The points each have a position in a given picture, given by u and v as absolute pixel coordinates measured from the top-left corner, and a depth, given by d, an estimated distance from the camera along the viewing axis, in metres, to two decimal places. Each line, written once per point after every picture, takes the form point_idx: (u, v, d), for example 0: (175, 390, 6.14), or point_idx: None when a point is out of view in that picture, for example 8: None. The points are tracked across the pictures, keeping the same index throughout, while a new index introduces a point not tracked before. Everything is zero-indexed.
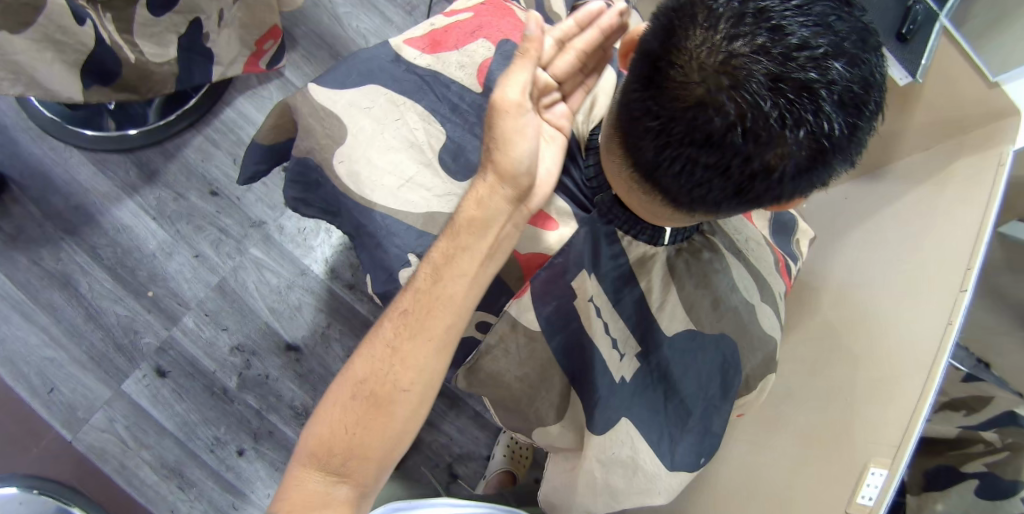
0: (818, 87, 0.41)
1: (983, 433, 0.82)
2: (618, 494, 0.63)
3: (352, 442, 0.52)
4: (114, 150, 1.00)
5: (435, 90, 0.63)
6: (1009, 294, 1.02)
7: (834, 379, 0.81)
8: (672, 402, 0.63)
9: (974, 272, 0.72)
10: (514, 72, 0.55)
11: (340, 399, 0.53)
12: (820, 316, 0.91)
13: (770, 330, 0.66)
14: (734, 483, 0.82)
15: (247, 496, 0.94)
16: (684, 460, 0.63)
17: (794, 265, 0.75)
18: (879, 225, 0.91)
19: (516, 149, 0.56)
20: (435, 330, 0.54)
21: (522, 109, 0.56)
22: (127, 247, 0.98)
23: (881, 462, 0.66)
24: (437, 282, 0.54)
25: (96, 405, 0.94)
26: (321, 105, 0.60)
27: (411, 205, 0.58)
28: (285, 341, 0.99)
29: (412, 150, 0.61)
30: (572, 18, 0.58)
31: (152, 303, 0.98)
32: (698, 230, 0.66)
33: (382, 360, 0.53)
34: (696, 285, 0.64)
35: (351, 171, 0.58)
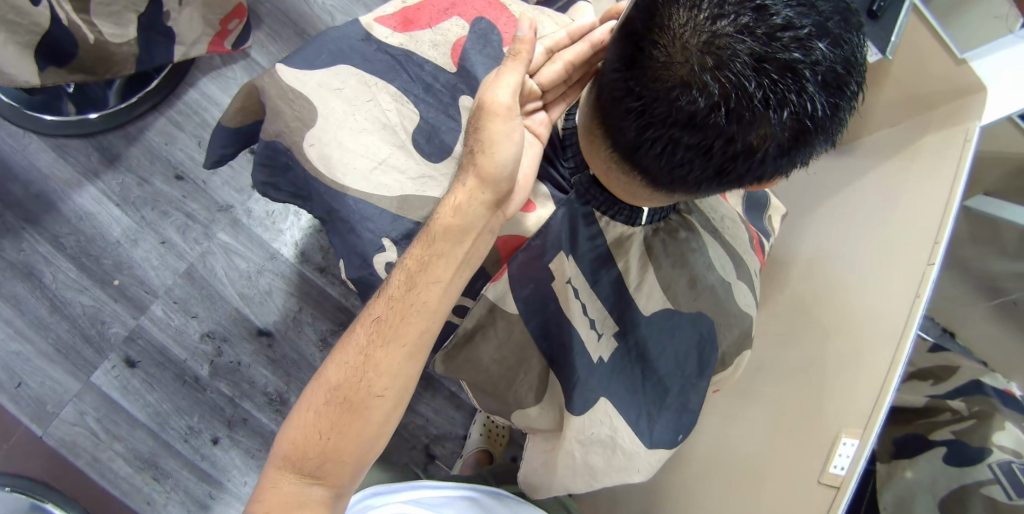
0: (802, 68, 0.41)
1: (950, 402, 0.85)
2: (597, 472, 0.63)
3: (326, 446, 0.53)
4: (75, 135, 0.96)
5: (408, 70, 0.62)
6: (973, 267, 1.05)
7: (804, 351, 0.83)
8: (650, 382, 0.64)
9: (941, 246, 0.75)
10: (505, 73, 0.55)
11: (314, 404, 0.54)
12: (788, 289, 0.92)
13: (746, 307, 0.68)
14: (706, 454, 0.85)
15: (224, 484, 0.94)
16: (662, 437, 0.64)
17: (768, 242, 0.76)
18: (846, 199, 0.92)
19: (500, 152, 0.55)
20: (408, 337, 0.54)
21: (511, 113, 0.55)
22: (90, 235, 0.95)
23: (852, 432, 0.70)
24: (411, 289, 0.55)
25: (66, 398, 0.92)
26: (289, 87, 0.58)
27: (385, 189, 0.57)
28: (256, 327, 0.98)
29: (385, 132, 0.60)
30: (564, 31, 0.60)
31: (119, 292, 0.95)
32: (676, 209, 0.67)
33: (356, 367, 0.54)
34: (673, 265, 0.64)
35: (323, 154, 0.57)
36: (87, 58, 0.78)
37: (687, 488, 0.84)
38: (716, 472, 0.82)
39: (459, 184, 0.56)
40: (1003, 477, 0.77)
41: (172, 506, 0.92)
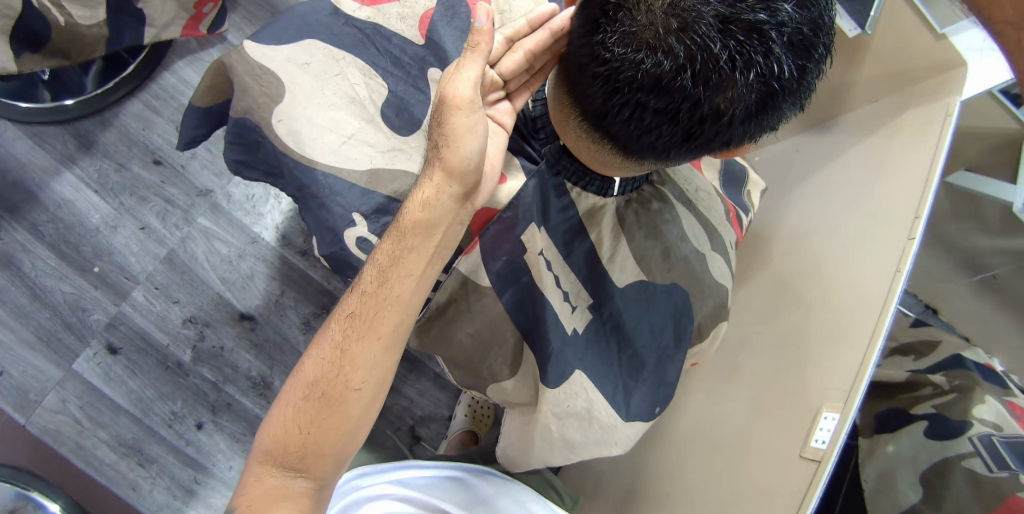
0: (768, 29, 0.42)
1: (932, 377, 0.86)
2: (574, 446, 0.64)
3: (307, 440, 0.53)
4: (51, 121, 0.94)
5: (376, 44, 0.62)
6: (953, 242, 1.06)
7: (785, 327, 0.86)
8: (625, 354, 0.65)
9: (923, 221, 0.76)
10: (465, 66, 0.54)
11: (293, 401, 0.54)
12: (772, 266, 0.95)
13: (721, 278, 0.68)
14: (696, 431, 0.88)
15: (209, 470, 0.94)
16: (639, 409, 0.65)
17: (745, 216, 0.76)
18: (828, 176, 0.95)
19: (466, 145, 0.55)
20: (383, 330, 0.55)
21: (473, 105, 0.54)
22: (69, 222, 0.94)
23: (834, 407, 0.70)
24: (384, 282, 0.55)
25: (48, 386, 0.91)
26: (257, 63, 0.57)
27: (355, 162, 0.57)
28: (238, 311, 0.98)
29: (353, 107, 0.59)
30: (524, 19, 0.59)
31: (99, 279, 0.94)
32: (648, 181, 0.67)
33: (332, 362, 0.54)
34: (646, 237, 0.65)
35: (292, 130, 0.56)
36: (58, 40, 0.76)
37: (680, 465, 0.86)
38: (705, 447, 0.84)
39: (426, 178, 0.56)
40: (983, 449, 0.76)
41: (158, 492, 0.92)
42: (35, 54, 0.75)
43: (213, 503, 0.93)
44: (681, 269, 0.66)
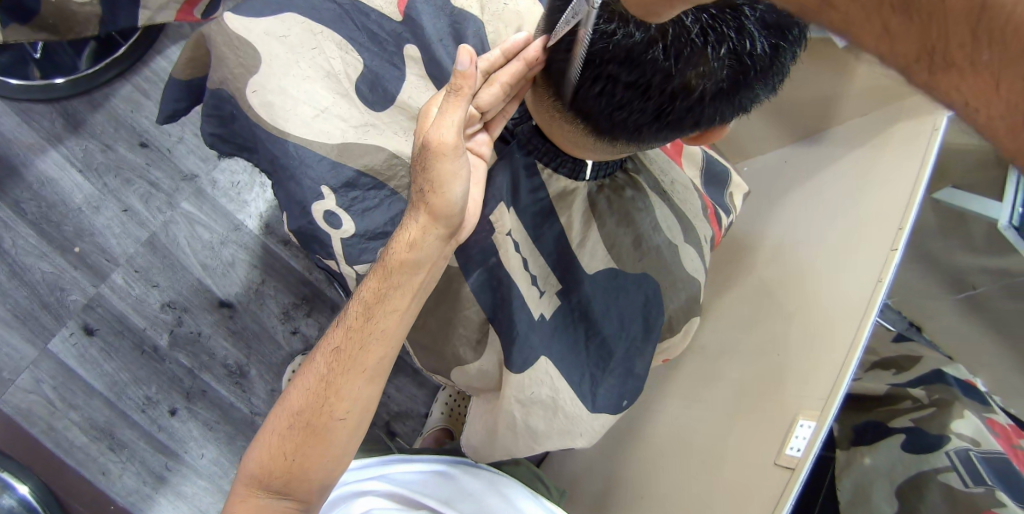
0: (741, 5, 0.44)
1: (911, 390, 0.85)
2: (538, 436, 0.63)
3: (291, 466, 0.57)
4: (39, 99, 0.93)
5: (355, 20, 0.61)
6: (932, 254, 1.07)
7: (766, 336, 0.87)
8: (593, 342, 0.64)
9: (906, 232, 0.77)
10: (449, 116, 0.52)
11: (278, 428, 0.58)
12: (756, 275, 0.97)
13: (693, 272, 0.68)
14: (664, 439, 0.90)
15: (181, 457, 0.94)
16: (605, 404, 0.64)
17: (724, 216, 0.76)
18: (818, 187, 0.96)
19: (452, 192, 0.55)
20: (367, 363, 0.58)
21: (458, 152, 0.53)
22: (51, 201, 0.93)
23: (810, 415, 0.70)
24: (369, 318, 0.57)
25: (22, 365, 0.90)
26: (235, 34, 0.56)
27: (328, 135, 0.57)
28: (217, 298, 0.97)
29: (329, 81, 0.59)
30: (498, 48, 0.54)
31: (79, 259, 0.93)
32: (622, 168, 0.68)
33: (317, 394, 0.58)
34: (617, 224, 0.66)
35: (265, 101, 0.56)
36: (49, 16, 0.68)
37: (640, 471, 0.90)
38: (669, 454, 0.87)
39: (412, 219, 0.56)
40: (959, 464, 0.76)
41: (128, 477, 0.92)
42: (25, 27, 0.67)
43: (183, 491, 0.93)
44: (653, 261, 0.66)
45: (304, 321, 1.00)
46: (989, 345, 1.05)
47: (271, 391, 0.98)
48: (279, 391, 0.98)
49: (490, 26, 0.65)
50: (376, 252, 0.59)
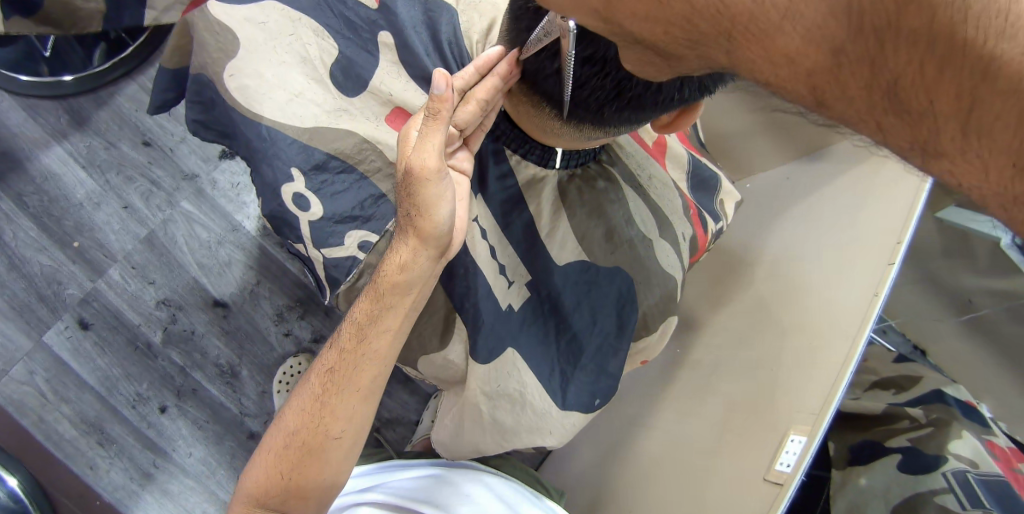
0: None
1: (909, 410, 0.83)
2: (507, 432, 0.63)
3: (288, 483, 0.59)
4: (46, 96, 0.95)
5: (333, 8, 0.62)
6: (928, 268, 1.07)
7: (761, 350, 0.88)
8: (565, 337, 0.65)
9: (903, 247, 0.79)
10: (429, 141, 0.53)
11: (274, 447, 0.61)
12: (753, 289, 0.98)
13: (668, 268, 0.69)
14: (654, 453, 0.90)
15: (169, 455, 0.94)
16: (577, 400, 0.64)
17: (710, 219, 0.76)
18: (814, 204, 0.99)
19: (438, 214, 0.55)
20: (362, 382, 0.60)
21: (441, 174, 0.53)
22: (53, 196, 0.95)
23: (801, 430, 0.70)
24: (363, 339, 0.59)
25: (16, 357, 0.91)
26: (215, 19, 0.57)
27: (301, 119, 0.57)
28: (211, 297, 0.98)
29: (304, 66, 0.59)
30: (471, 65, 0.54)
31: (77, 254, 0.94)
32: (597, 160, 0.69)
33: (312, 414, 0.60)
34: (588, 214, 0.66)
35: (241, 84, 0.56)
36: (51, 8, 0.70)
37: (626, 488, 0.90)
38: (658, 470, 0.87)
39: (401, 242, 0.57)
40: (957, 487, 0.73)
41: (115, 473, 0.92)
42: (28, 19, 0.68)
43: (170, 489, 0.93)
44: (626, 255, 0.67)
45: (297, 323, 1.01)
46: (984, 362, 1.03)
47: (262, 392, 0.98)
48: (269, 392, 0.98)
49: (462, 15, 0.67)
50: (344, 235, 0.57)
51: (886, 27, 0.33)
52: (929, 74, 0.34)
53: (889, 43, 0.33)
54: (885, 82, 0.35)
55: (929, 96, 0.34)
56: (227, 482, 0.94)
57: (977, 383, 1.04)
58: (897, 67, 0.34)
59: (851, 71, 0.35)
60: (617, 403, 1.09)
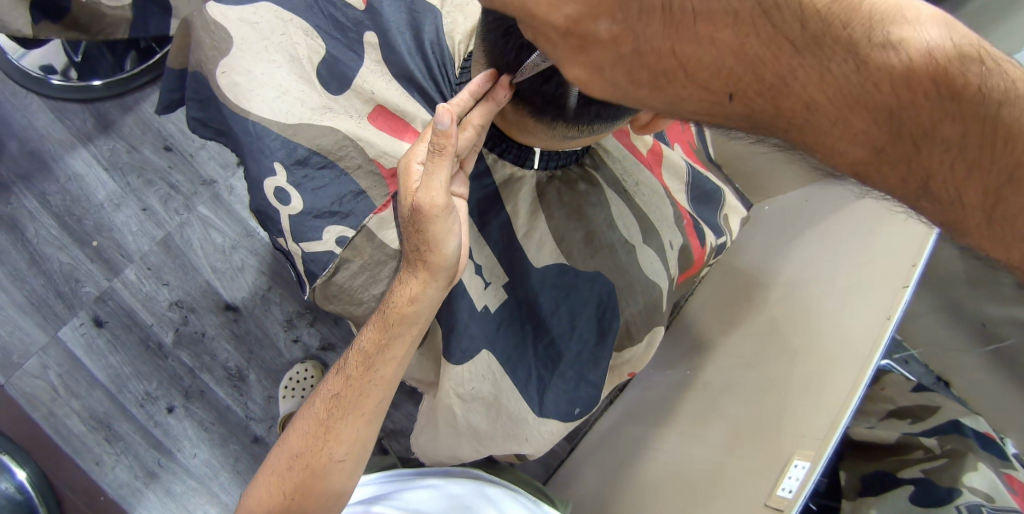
0: None
1: (923, 439, 0.80)
2: (482, 437, 0.64)
3: (290, 505, 0.59)
4: (74, 99, 1.00)
5: (324, 10, 0.63)
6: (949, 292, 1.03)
7: (768, 374, 0.86)
8: (542, 342, 0.65)
9: (917, 270, 0.78)
10: (436, 177, 0.54)
11: (279, 468, 0.61)
12: (766, 310, 0.97)
13: (652, 276, 0.69)
14: (658, 480, 0.88)
15: (174, 454, 0.95)
16: (553, 410, 0.65)
17: (701, 227, 0.75)
18: (836, 225, 0.97)
19: (447, 247, 0.57)
20: (367, 407, 0.61)
21: (449, 210, 0.55)
22: (76, 196, 0.98)
23: (806, 455, 0.68)
24: (370, 367, 0.60)
25: (32, 350, 0.93)
26: (212, 19, 0.58)
27: (285, 115, 0.58)
28: (223, 301, 1.00)
29: (293, 65, 0.60)
30: (464, 91, 0.54)
31: (95, 253, 0.97)
32: (579, 162, 0.69)
33: (316, 437, 0.60)
34: (567, 217, 0.66)
35: (232, 82, 0.57)
36: (80, 14, 0.71)
37: None
38: (661, 498, 0.85)
39: (410, 274, 0.58)
40: None
41: (120, 470, 0.93)
42: (55, 25, 0.70)
43: (173, 489, 0.94)
44: (606, 259, 0.66)
45: (306, 330, 1.02)
46: (999, 386, 0.99)
47: (267, 397, 0.99)
48: (275, 397, 0.99)
49: (447, 16, 0.68)
50: (322, 230, 0.58)
51: (923, 132, 0.39)
52: (958, 172, 0.41)
53: (924, 146, 0.40)
54: (923, 175, 0.41)
55: (959, 189, 0.41)
56: (229, 486, 0.95)
57: (998, 414, 0.99)
58: (935, 166, 0.40)
59: (891, 167, 0.41)
60: (623, 424, 1.07)
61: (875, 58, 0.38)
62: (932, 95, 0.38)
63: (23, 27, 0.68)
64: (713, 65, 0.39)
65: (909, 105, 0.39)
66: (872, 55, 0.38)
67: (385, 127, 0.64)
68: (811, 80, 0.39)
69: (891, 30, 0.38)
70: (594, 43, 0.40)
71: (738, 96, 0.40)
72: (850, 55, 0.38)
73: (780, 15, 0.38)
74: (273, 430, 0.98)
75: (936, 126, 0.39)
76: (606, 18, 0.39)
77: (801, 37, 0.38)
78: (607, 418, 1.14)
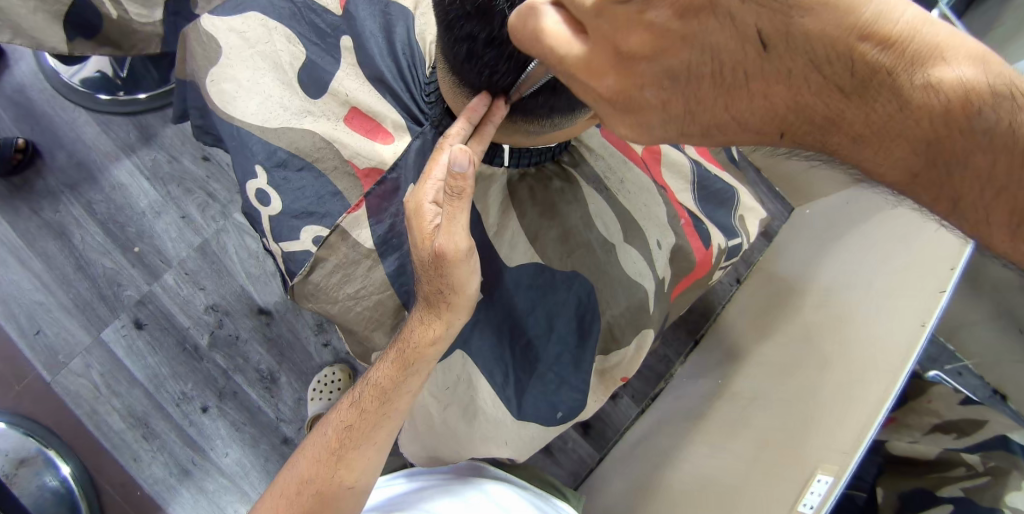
0: None
1: (965, 455, 0.76)
2: (460, 439, 0.66)
3: None
4: (120, 112, 1.07)
5: (306, 18, 0.66)
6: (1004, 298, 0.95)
7: (797, 389, 0.82)
8: (520, 343, 0.65)
9: (953, 279, 0.72)
10: (457, 221, 0.53)
11: (287, 491, 0.62)
12: (801, 319, 0.93)
13: (636, 276, 0.66)
14: (678, 504, 0.84)
15: (208, 453, 0.98)
16: (532, 411, 0.65)
17: (700, 224, 0.74)
18: (874, 235, 0.93)
19: (469, 289, 0.57)
20: (379, 437, 0.61)
21: (470, 252, 0.55)
22: (119, 204, 1.04)
23: (828, 469, 0.65)
24: (385, 402, 0.61)
25: (76, 350, 0.99)
26: (204, 32, 0.63)
27: (266, 120, 0.62)
28: (257, 305, 1.04)
29: (275, 72, 0.64)
30: (460, 121, 0.53)
31: (137, 258, 1.03)
32: (555, 159, 0.69)
33: (327, 465, 0.61)
34: (541, 216, 0.65)
35: (219, 89, 0.62)
36: (111, 31, 0.74)
37: None
38: None
39: (423, 321, 0.58)
40: None
41: (157, 466, 0.97)
42: (89, 41, 0.73)
43: (206, 487, 0.97)
44: (583, 258, 0.65)
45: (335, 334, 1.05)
46: None
47: (298, 398, 1.02)
48: (305, 400, 1.01)
49: (420, 18, 0.69)
50: (300, 230, 0.61)
51: (956, 160, 0.38)
52: (993, 198, 0.38)
53: (958, 174, 0.38)
54: (952, 198, 0.39)
55: (988, 211, 0.39)
56: (259, 485, 0.98)
57: None
58: (963, 188, 0.38)
59: (927, 190, 0.40)
60: (651, 435, 1.05)
61: (917, 97, 0.37)
62: (966, 127, 0.37)
63: (58, 44, 0.71)
64: (764, 112, 0.39)
65: (944, 138, 0.38)
66: (913, 94, 0.37)
67: (360, 129, 0.65)
68: (859, 120, 0.38)
69: (931, 69, 0.37)
70: (644, 107, 0.41)
71: (788, 133, 0.40)
72: (893, 95, 0.37)
73: (832, 68, 0.37)
74: (302, 432, 1.00)
75: (967, 157, 0.38)
76: (653, 87, 0.40)
77: (851, 85, 0.37)
78: (635, 432, 1.11)
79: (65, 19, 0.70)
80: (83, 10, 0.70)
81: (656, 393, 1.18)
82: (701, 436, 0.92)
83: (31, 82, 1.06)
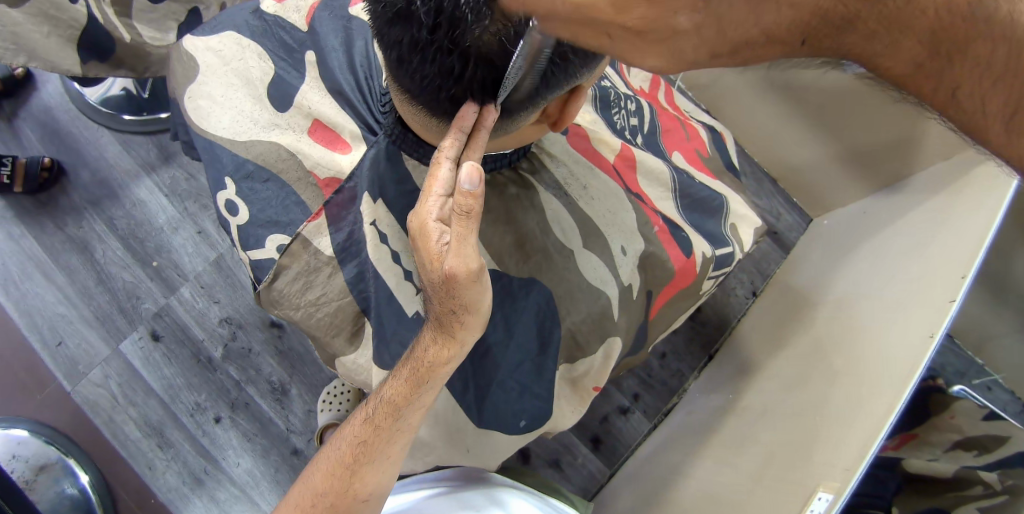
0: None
1: (982, 473, 0.73)
2: (422, 445, 0.66)
3: None
4: (140, 132, 1.12)
5: (274, 33, 0.70)
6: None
7: (809, 398, 0.80)
8: (479, 352, 0.65)
9: (968, 280, 0.70)
10: (467, 241, 0.51)
11: (301, 503, 0.61)
12: (814, 329, 0.91)
13: (596, 281, 0.68)
14: None
15: (219, 463, 1.00)
16: (491, 420, 0.66)
17: (676, 230, 0.74)
18: (888, 238, 0.91)
19: (482, 307, 0.55)
20: (393, 450, 0.60)
21: (483, 271, 0.53)
22: (139, 220, 1.08)
23: (829, 486, 0.63)
24: (397, 417, 0.59)
25: (96, 361, 1.03)
26: (186, 52, 0.68)
27: (236, 133, 0.66)
28: (269, 318, 1.06)
29: (247, 87, 0.68)
30: (451, 134, 0.52)
31: (155, 272, 1.07)
32: (512, 165, 0.69)
33: (341, 480, 0.60)
34: (495, 222, 0.66)
35: (196, 106, 0.67)
36: (123, 54, 0.79)
37: None
38: None
39: (430, 339, 0.57)
40: None
41: (170, 475, 1.00)
42: (100, 63, 0.78)
43: (217, 496, 0.99)
44: (539, 263, 0.66)
45: None
46: None
47: (307, 410, 1.03)
48: (315, 411, 1.03)
49: None
50: (266, 239, 0.63)
51: (960, 47, 0.41)
52: (985, 86, 0.43)
53: (958, 62, 0.42)
54: (953, 84, 0.43)
55: (982, 104, 0.43)
56: (269, 495, 1.00)
57: None
58: (963, 75, 0.42)
59: (926, 78, 0.43)
60: (662, 451, 1.02)
61: None
62: (968, 13, 0.40)
63: (73, 65, 0.75)
64: (789, 21, 0.39)
65: (949, 25, 0.40)
66: None
67: (323, 140, 0.68)
68: (874, 14, 0.39)
69: None
70: (675, 34, 0.39)
71: (811, 38, 0.40)
72: None
73: None
74: (312, 444, 1.02)
75: (973, 42, 0.41)
76: (687, 10, 0.38)
77: None
78: (646, 448, 1.09)
79: (77, 42, 0.74)
80: (95, 34, 0.75)
81: (670, 409, 1.15)
82: (717, 449, 0.89)
83: (57, 104, 1.12)
